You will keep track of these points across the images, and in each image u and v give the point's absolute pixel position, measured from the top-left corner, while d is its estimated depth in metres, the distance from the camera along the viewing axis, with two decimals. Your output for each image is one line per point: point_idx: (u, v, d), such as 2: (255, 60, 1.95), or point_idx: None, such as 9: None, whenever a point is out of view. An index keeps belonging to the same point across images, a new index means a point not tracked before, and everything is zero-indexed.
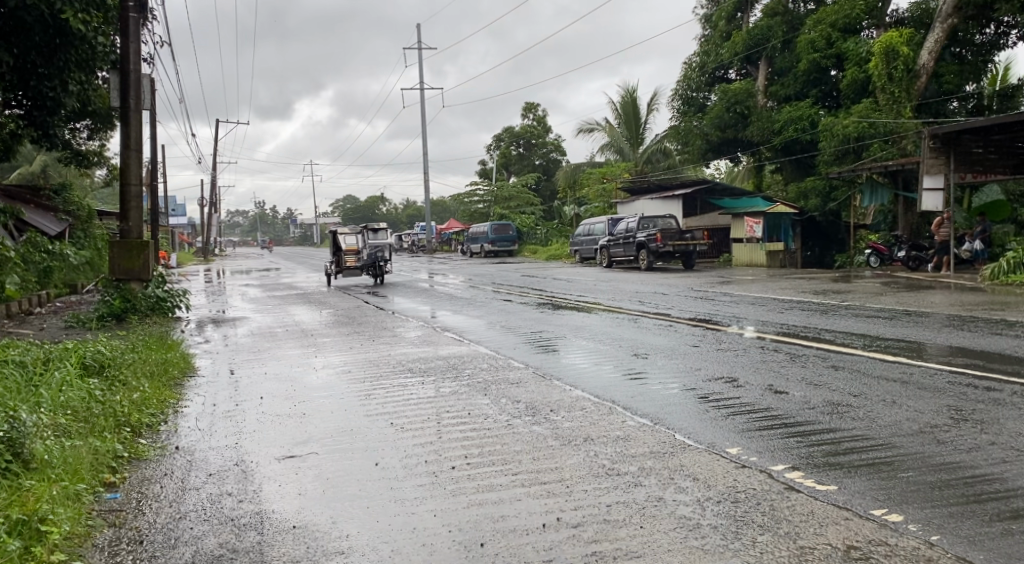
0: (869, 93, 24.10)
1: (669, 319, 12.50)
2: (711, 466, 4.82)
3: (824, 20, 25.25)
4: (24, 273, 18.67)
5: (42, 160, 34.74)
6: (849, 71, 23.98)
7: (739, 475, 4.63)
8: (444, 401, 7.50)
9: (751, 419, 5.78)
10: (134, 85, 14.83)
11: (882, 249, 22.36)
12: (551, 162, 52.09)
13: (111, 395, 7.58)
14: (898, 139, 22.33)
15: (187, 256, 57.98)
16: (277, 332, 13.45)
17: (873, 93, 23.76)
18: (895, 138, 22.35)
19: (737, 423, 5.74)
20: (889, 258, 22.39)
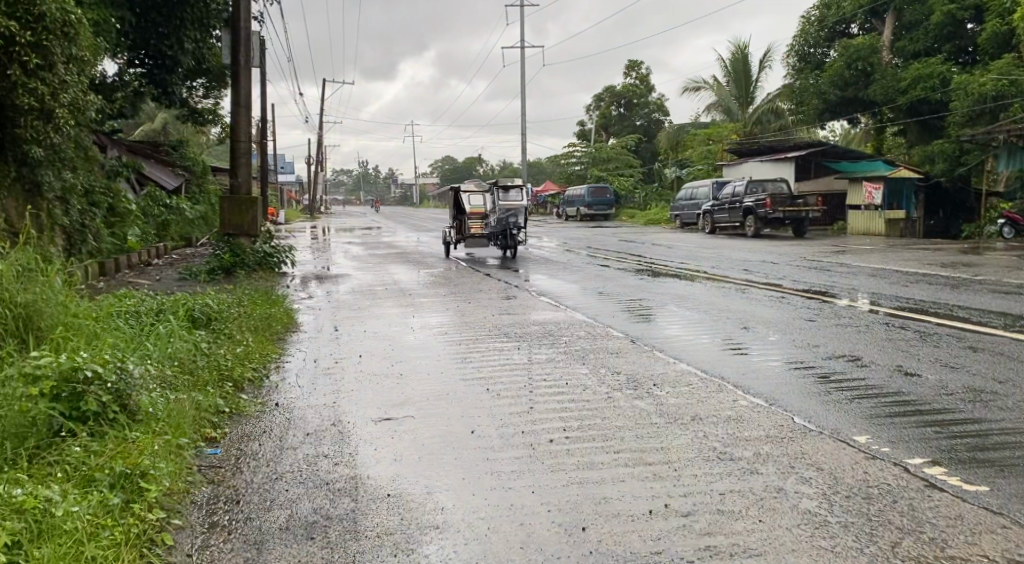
0: (1011, 48, 22.36)
1: (779, 290, 11.90)
2: (838, 454, 4.42)
3: None
4: (143, 226, 19.47)
5: (162, 117, 36.06)
6: (989, 23, 22.28)
7: (869, 467, 4.22)
8: (542, 369, 7.27)
9: (879, 404, 5.31)
10: (243, 41, 15.07)
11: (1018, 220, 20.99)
12: (653, 122, 50.79)
13: (216, 349, 7.65)
14: None
15: (292, 213, 59.63)
16: (377, 290, 13.52)
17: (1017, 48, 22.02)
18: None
19: (863, 407, 5.29)
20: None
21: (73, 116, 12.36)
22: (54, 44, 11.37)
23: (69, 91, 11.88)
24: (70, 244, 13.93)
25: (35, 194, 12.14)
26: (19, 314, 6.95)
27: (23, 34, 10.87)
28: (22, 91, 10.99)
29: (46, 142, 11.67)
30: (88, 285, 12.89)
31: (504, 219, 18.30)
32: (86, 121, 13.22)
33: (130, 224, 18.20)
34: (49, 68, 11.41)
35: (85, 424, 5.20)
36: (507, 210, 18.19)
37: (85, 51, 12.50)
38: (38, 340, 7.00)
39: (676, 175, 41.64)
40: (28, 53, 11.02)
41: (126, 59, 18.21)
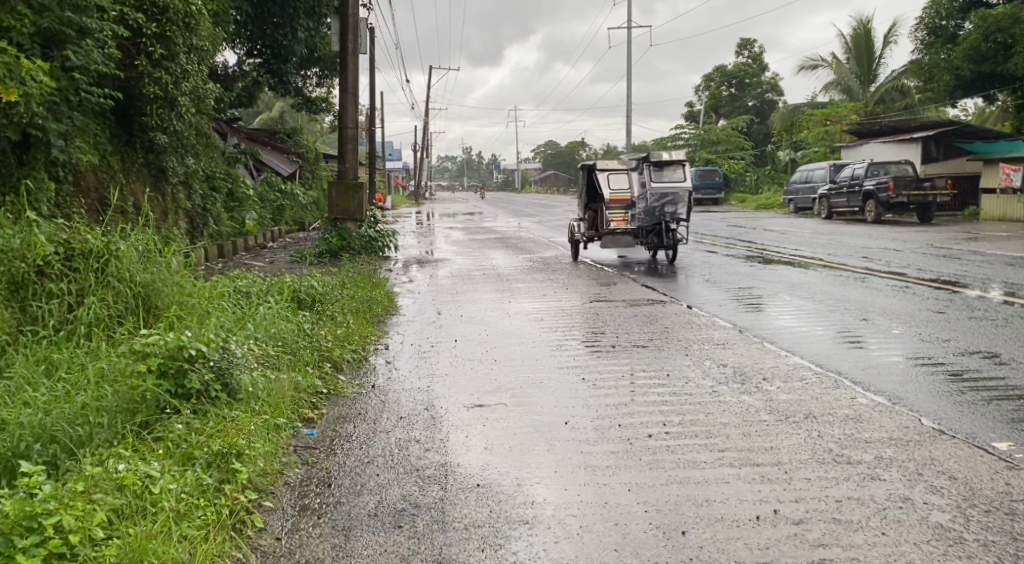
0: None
1: (902, 279, 11.15)
2: (974, 462, 4.05)
3: None
4: (260, 210, 20.05)
5: (280, 105, 37.26)
6: None
7: (1010, 478, 3.82)
8: (641, 360, 6.98)
9: (1020, 408, 4.88)
10: (352, 29, 15.19)
11: None
12: (766, 102, 49.00)
13: (319, 330, 7.59)
14: None
15: (401, 198, 60.79)
16: (476, 275, 13.45)
17: None
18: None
19: (1003, 411, 4.87)
20: None
21: (194, 105, 12.76)
22: (177, 35, 11.71)
23: (190, 80, 12.28)
24: (193, 227, 14.54)
25: (160, 178, 12.73)
26: (138, 293, 7.18)
27: (150, 26, 11.28)
28: (148, 80, 11.44)
29: (170, 129, 12.14)
30: (205, 266, 13.34)
31: (656, 207, 13.56)
32: (206, 108, 13.57)
33: (248, 209, 18.74)
34: (172, 59, 11.75)
35: (189, 402, 4.94)
36: (662, 194, 13.42)
37: (204, 40, 12.77)
38: (157, 318, 7.20)
39: (790, 157, 40.20)
40: (153, 44, 11.38)
41: (245, 48, 18.75)
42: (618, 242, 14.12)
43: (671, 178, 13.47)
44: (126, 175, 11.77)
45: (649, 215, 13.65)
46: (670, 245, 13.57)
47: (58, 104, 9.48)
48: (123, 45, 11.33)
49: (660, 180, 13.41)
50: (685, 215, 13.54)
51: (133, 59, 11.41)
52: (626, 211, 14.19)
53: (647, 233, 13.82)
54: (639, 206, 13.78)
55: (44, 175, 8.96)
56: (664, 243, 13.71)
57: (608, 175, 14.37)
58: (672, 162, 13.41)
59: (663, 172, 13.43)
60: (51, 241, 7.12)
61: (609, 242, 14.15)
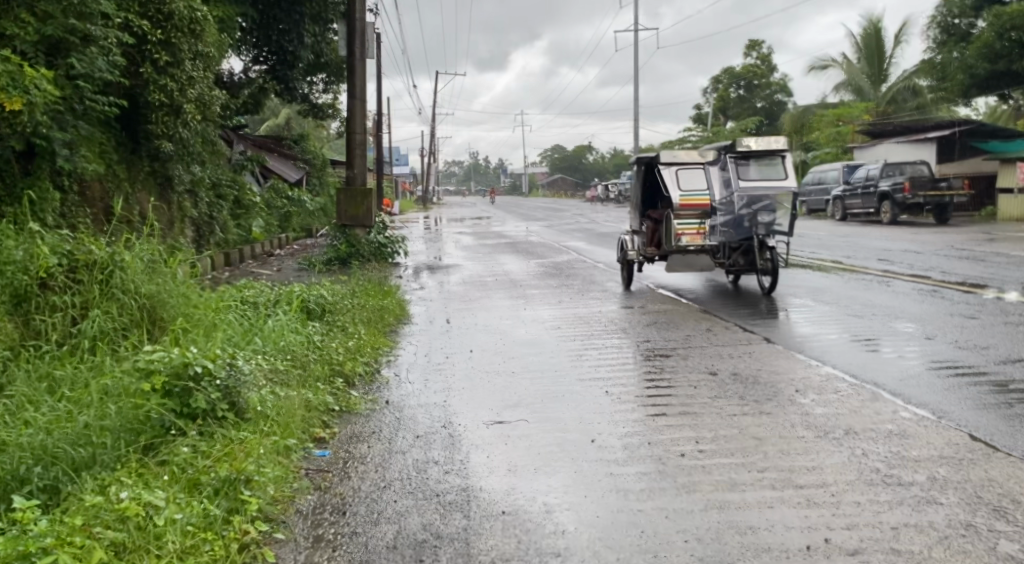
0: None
1: (926, 282, 10.91)
2: None
3: None
4: (268, 218, 19.85)
5: (288, 111, 37.10)
6: None
7: None
8: (663, 371, 6.71)
9: None
10: (360, 34, 15.00)
11: None
12: (775, 104, 48.67)
13: (329, 342, 7.32)
14: None
15: (408, 204, 60.50)
16: (489, 281, 13.24)
17: None
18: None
19: None
20: None
21: (201, 112, 12.54)
22: (183, 41, 11.50)
23: (199, 88, 12.14)
24: (200, 236, 14.38)
25: (166, 186, 12.53)
26: (145, 305, 6.94)
27: (156, 33, 11.07)
28: (154, 88, 11.24)
29: (176, 137, 11.92)
30: (212, 275, 13.14)
31: (745, 216, 10.44)
32: (214, 116, 13.36)
33: (256, 216, 18.58)
34: (178, 65, 11.55)
35: (194, 423, 4.66)
36: (753, 197, 10.32)
37: (211, 47, 12.56)
38: (163, 331, 6.95)
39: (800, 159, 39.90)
40: (159, 52, 11.16)
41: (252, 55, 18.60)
42: (694, 264, 10.88)
43: (763, 173, 10.54)
44: (131, 183, 11.60)
45: (738, 228, 10.51)
46: (768, 268, 10.33)
47: (62, 111, 9.26)
48: (129, 53, 11.12)
49: (750, 176, 10.47)
50: (786, 228, 10.42)
51: (138, 66, 11.20)
52: (702, 220, 10.79)
53: (731, 250, 10.64)
54: (722, 215, 10.63)
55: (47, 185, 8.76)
56: (757, 266, 10.50)
57: (677, 171, 11.08)
58: (765, 153, 10.60)
59: (751, 167, 10.54)
60: (55, 252, 6.91)
61: (681, 261, 10.87)
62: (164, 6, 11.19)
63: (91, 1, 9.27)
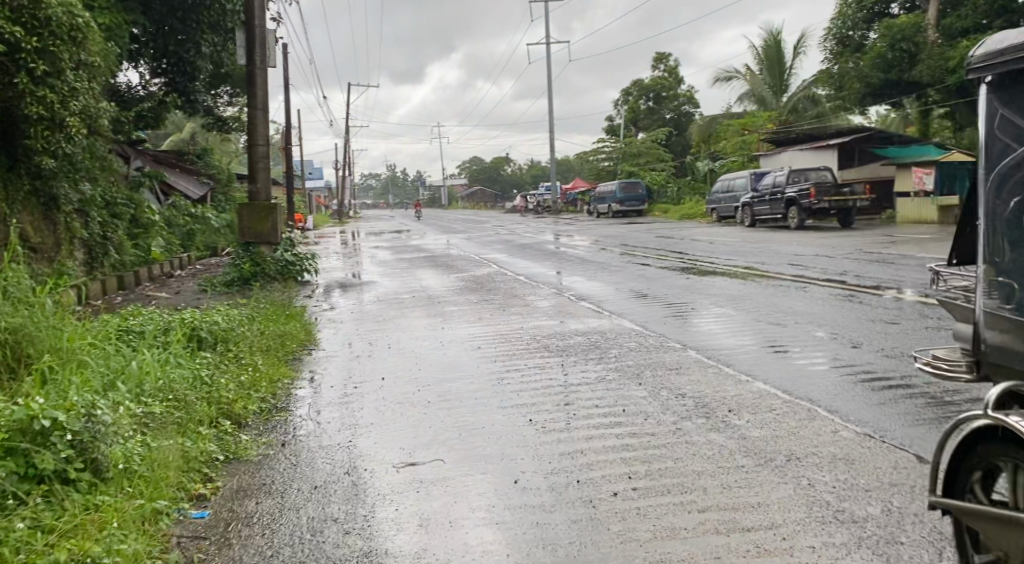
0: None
1: (843, 288, 10.88)
2: None
3: None
4: (167, 237, 18.63)
5: (191, 126, 35.56)
6: None
7: None
8: (591, 393, 6.21)
9: None
10: (260, 42, 14.18)
11: None
12: (684, 115, 49.57)
13: (219, 377, 6.56)
14: None
15: (322, 219, 59.01)
16: (404, 298, 12.58)
17: None
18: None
19: None
20: None
21: (85, 126, 11.40)
22: (61, 49, 10.51)
23: (85, 100, 11.10)
24: (92, 257, 13.26)
25: (52, 207, 11.41)
26: (6, 340, 6.05)
27: (30, 40, 10.03)
28: (31, 100, 10.10)
29: (59, 154, 10.82)
30: (101, 301, 12.05)
31: None
32: (102, 130, 12.28)
33: (154, 235, 17.37)
34: (57, 75, 10.52)
35: (40, 488, 3.89)
36: None
37: (95, 56, 11.54)
38: (29, 371, 6.06)
39: (709, 167, 40.51)
40: (36, 60, 10.15)
41: (147, 67, 17.46)
42: None
43: None
44: (11, 206, 10.44)
45: None
46: None
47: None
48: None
49: None
50: None
51: (11, 76, 10.05)
52: None
53: None
54: None
55: None
56: None
57: None
58: None
59: None
60: None
61: None
62: (37, 11, 10.16)
63: None
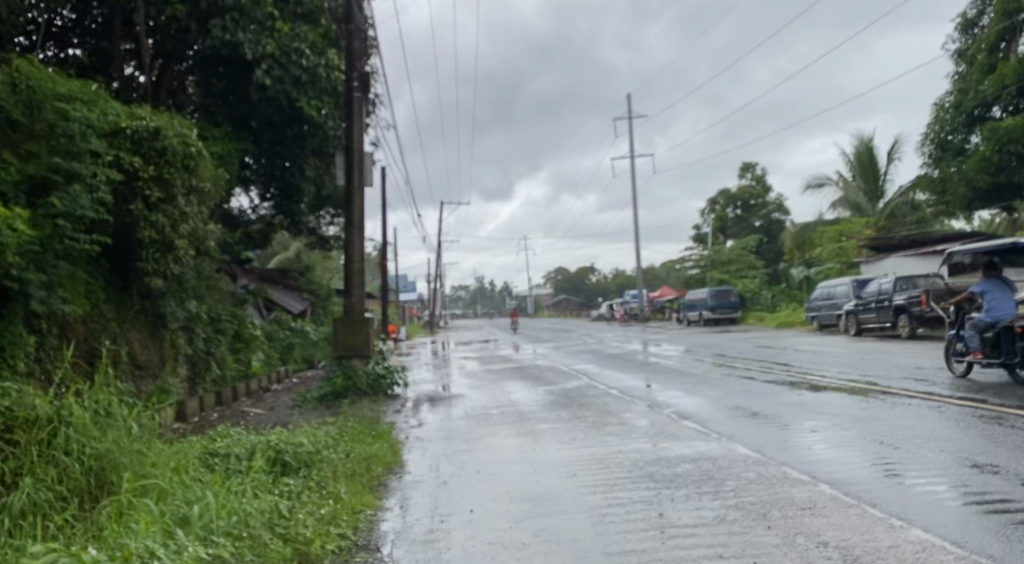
0: None
1: (985, 408, 9.69)
2: None
3: None
4: (267, 351, 18.60)
5: (289, 244, 36.43)
6: None
7: None
8: (710, 538, 5.36)
9: None
10: (357, 161, 14.19)
11: None
12: (773, 222, 48.67)
13: (298, 509, 5.98)
14: None
15: (411, 329, 59.42)
16: (492, 414, 11.92)
17: None
18: None
19: None
20: None
21: (193, 250, 11.24)
22: (177, 177, 10.49)
23: (195, 225, 11.04)
24: (194, 373, 13.12)
25: (161, 326, 11.35)
26: (90, 466, 5.76)
27: (148, 169, 10.15)
28: (145, 226, 10.14)
29: (170, 275, 10.75)
30: (193, 418, 11.72)
31: None
32: (212, 252, 12.35)
33: (254, 349, 17.31)
34: (170, 202, 10.48)
35: None
36: None
37: (207, 181, 11.36)
38: (108, 498, 5.70)
39: (805, 275, 39.13)
40: (152, 188, 10.21)
41: (256, 191, 17.64)
42: None
43: None
44: (121, 323, 10.50)
45: None
46: None
47: (42, 252, 8.53)
48: (119, 191, 10.14)
49: None
50: None
51: (129, 204, 10.20)
52: None
53: None
54: None
55: (23, 331, 8.19)
56: None
57: None
58: None
59: None
60: None
61: None
62: (157, 142, 10.30)
63: (79, 139, 8.92)
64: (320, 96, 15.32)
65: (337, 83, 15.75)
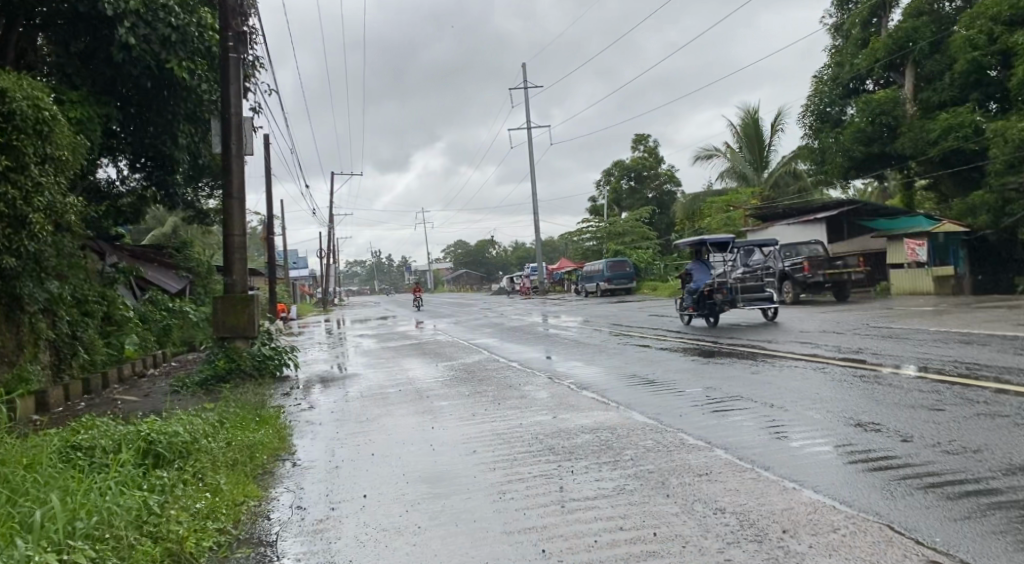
0: None
1: (866, 368, 10.04)
2: None
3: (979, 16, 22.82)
4: (142, 333, 17.62)
5: (172, 220, 34.66)
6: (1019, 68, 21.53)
7: None
8: (609, 511, 5.26)
9: None
10: (236, 130, 13.44)
11: None
12: (665, 194, 49.67)
13: (172, 505, 5.56)
14: None
15: (306, 307, 57.87)
16: (388, 392, 11.61)
17: None
18: None
19: None
20: None
21: (51, 225, 10.33)
22: (27, 144, 9.64)
23: (53, 197, 10.09)
24: (58, 359, 12.30)
25: (16, 308, 10.50)
26: None
27: None
28: None
29: (22, 253, 9.88)
30: (61, 408, 10.93)
31: None
32: (73, 227, 11.50)
33: (128, 332, 16.35)
34: (22, 170, 9.61)
35: None
36: None
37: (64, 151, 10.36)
38: None
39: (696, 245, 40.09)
40: None
41: (125, 161, 16.54)
42: None
43: None
44: None
45: None
46: None
47: None
48: None
49: None
50: None
51: None
52: None
53: None
54: None
55: None
56: None
57: None
58: None
59: None
60: None
61: None
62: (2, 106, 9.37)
63: None
64: (191, 58, 14.41)
65: (211, 45, 14.94)
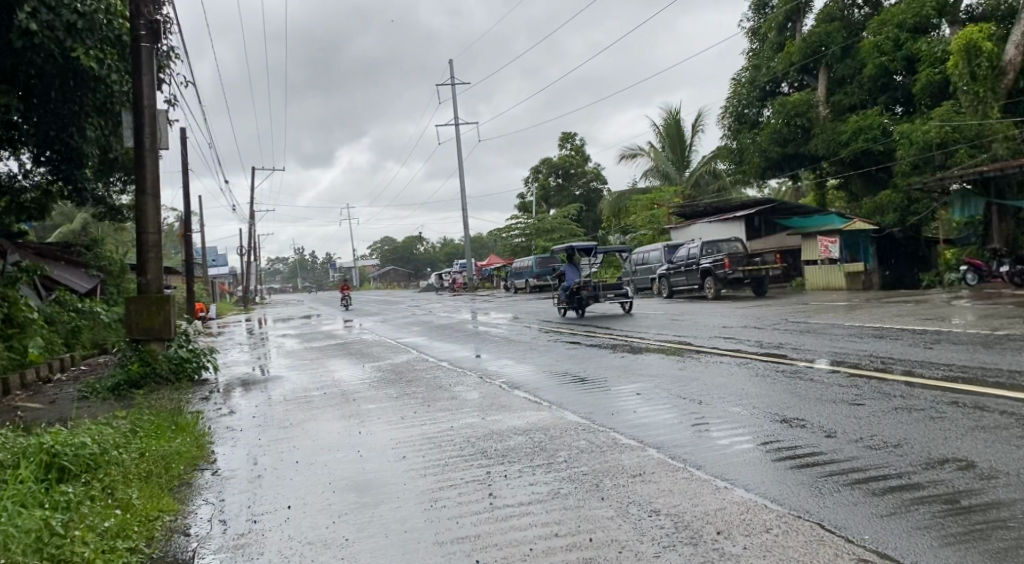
0: (947, 96, 22.48)
1: (789, 364, 10.20)
2: None
3: (888, 22, 23.70)
4: (48, 335, 16.79)
5: (83, 217, 33.24)
6: (924, 72, 22.36)
7: None
8: (543, 517, 5.15)
9: None
10: (149, 122, 12.86)
11: (981, 264, 20.85)
12: (592, 191, 50.08)
13: (79, 524, 5.23)
14: (986, 144, 20.85)
15: (229, 306, 56.33)
16: (312, 395, 11.30)
17: (954, 95, 22.13)
18: (985, 143, 20.80)
19: None
20: (987, 274, 20.82)
21: None
22: None
23: None
24: None
25: None
26: None
27: None
28: None
29: None
30: None
31: None
32: None
33: (33, 334, 15.52)
34: None
35: None
36: None
37: None
38: None
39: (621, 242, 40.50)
40: None
41: (29, 154, 15.67)
42: None
43: None
44: None
45: None
46: None
47: None
48: None
49: None
50: None
51: None
52: None
53: None
54: None
55: None
56: None
57: None
58: None
59: None
60: None
61: None
62: None
63: None
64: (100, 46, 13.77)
65: (121, 33, 14.29)
